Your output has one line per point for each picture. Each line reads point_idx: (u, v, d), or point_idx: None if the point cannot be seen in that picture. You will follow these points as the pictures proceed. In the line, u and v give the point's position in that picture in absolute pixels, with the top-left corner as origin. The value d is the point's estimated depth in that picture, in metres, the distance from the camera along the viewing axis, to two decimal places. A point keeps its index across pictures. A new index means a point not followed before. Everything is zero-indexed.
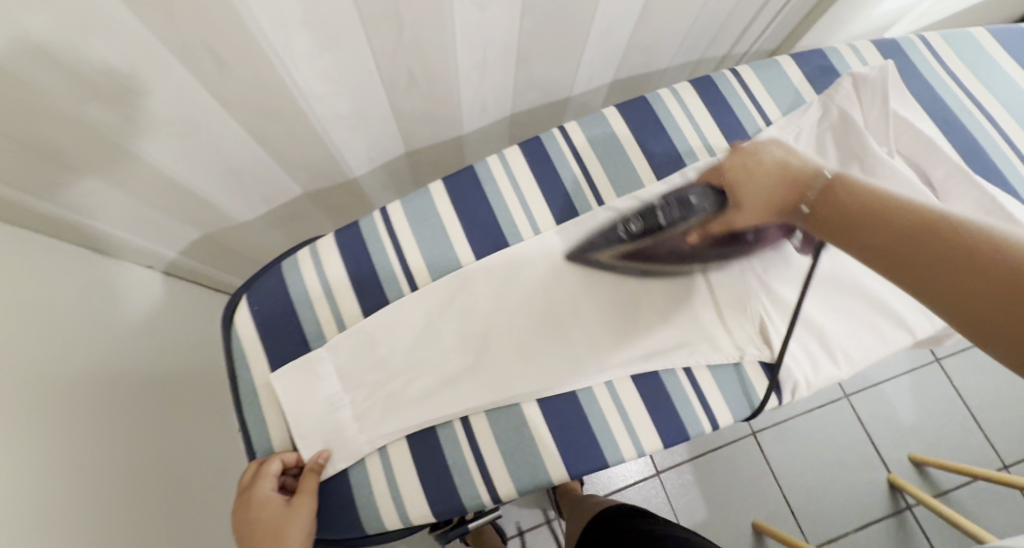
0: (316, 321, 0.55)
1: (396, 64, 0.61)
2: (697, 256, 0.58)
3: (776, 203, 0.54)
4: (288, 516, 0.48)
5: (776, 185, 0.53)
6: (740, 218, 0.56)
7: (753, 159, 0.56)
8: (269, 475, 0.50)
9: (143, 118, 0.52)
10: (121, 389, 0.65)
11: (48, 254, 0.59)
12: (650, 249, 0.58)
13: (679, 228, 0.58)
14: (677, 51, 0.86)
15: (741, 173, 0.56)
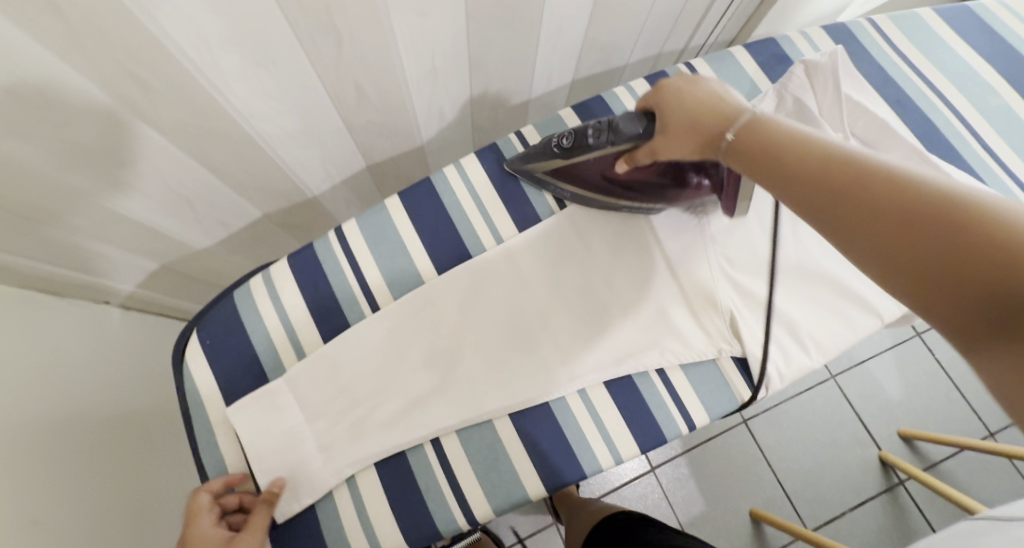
0: (273, 350, 0.53)
1: (341, 77, 0.59)
2: (617, 190, 0.56)
3: (699, 131, 0.46)
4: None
5: (706, 113, 0.45)
6: (663, 148, 0.48)
7: (690, 83, 0.48)
8: (204, 509, 0.46)
9: (72, 150, 0.49)
10: (77, 437, 0.61)
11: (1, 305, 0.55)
12: (574, 169, 0.56)
13: (608, 157, 0.53)
14: (633, 48, 0.86)
15: (674, 94, 0.48)
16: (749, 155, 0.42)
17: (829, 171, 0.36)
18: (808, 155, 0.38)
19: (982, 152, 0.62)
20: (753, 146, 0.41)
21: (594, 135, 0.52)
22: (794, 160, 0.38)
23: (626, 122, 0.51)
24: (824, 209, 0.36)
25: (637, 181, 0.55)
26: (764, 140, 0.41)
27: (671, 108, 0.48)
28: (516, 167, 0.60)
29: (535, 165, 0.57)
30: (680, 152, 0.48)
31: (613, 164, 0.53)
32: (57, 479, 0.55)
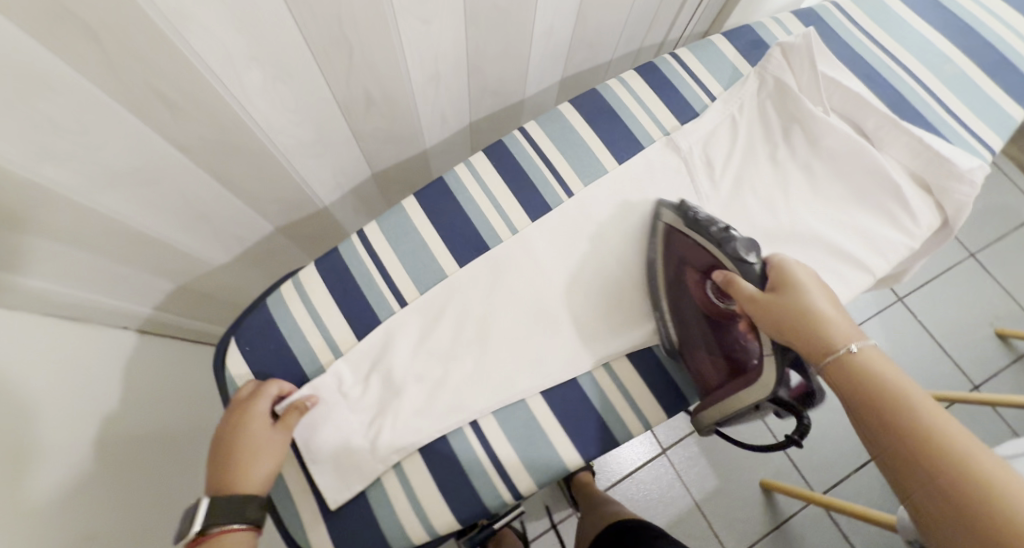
0: (310, 351, 0.55)
1: (350, 87, 0.62)
2: (680, 288, 0.57)
3: (809, 329, 0.45)
4: (269, 440, 0.49)
5: (828, 320, 0.45)
6: (758, 301, 0.49)
7: (814, 284, 0.48)
8: (263, 395, 0.50)
9: (103, 174, 0.50)
10: (118, 457, 0.62)
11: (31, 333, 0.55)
12: (680, 238, 0.57)
13: (705, 256, 0.56)
14: (616, 44, 0.90)
15: (795, 280, 0.48)
16: (850, 386, 0.43)
17: (930, 447, 0.38)
18: (919, 417, 0.40)
19: (948, 116, 0.68)
20: (868, 384, 0.42)
21: (718, 231, 0.54)
22: (908, 416, 0.40)
23: (752, 253, 0.52)
24: (918, 476, 0.38)
25: (695, 300, 0.57)
26: (882, 384, 0.42)
27: (790, 290, 0.47)
28: (659, 205, 0.61)
29: (670, 211, 0.59)
30: (766, 325, 0.48)
31: (705, 264, 0.56)
32: (95, 501, 0.56)
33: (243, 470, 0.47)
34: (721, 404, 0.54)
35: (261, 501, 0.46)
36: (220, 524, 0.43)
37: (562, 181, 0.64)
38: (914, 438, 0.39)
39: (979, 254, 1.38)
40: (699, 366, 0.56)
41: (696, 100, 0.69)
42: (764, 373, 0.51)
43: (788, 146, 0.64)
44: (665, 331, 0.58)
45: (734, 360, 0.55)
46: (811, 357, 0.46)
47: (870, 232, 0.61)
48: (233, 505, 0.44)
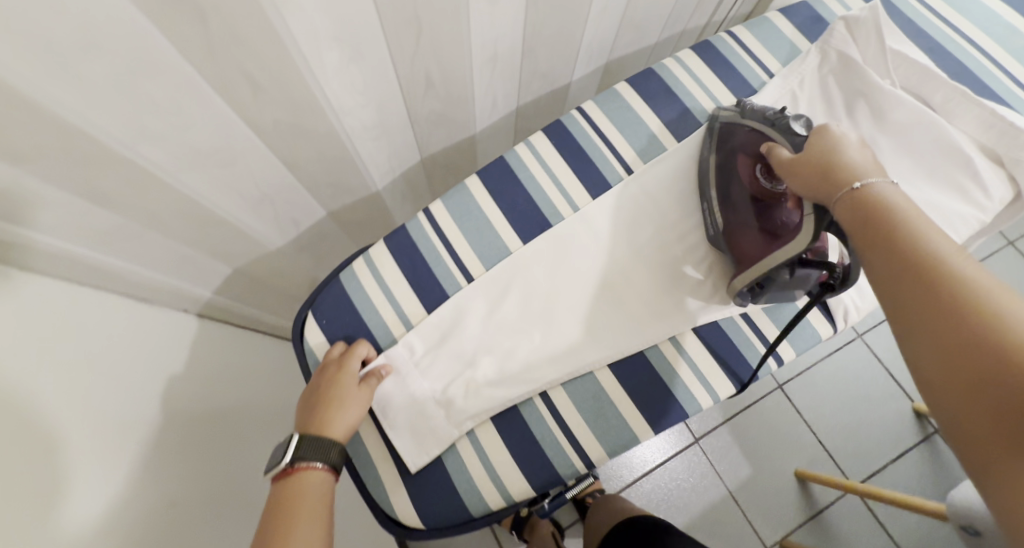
0: (384, 324, 0.57)
1: (415, 69, 0.63)
2: (730, 173, 0.59)
3: (824, 174, 0.46)
4: (353, 396, 0.51)
5: (851, 166, 0.45)
6: (786, 159, 0.51)
7: (847, 141, 0.48)
8: (354, 355, 0.53)
9: (188, 154, 0.52)
10: (200, 429, 0.65)
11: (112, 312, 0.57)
12: (733, 127, 0.60)
13: (757, 138, 0.57)
14: (663, 27, 0.90)
15: (826, 138, 0.48)
16: (861, 216, 0.43)
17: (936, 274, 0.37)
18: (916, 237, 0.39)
19: (1016, 87, 0.66)
20: (868, 213, 0.42)
21: (774, 113, 0.57)
22: (901, 235, 0.40)
23: (804, 127, 0.53)
24: (898, 286, 0.38)
25: (742, 180, 0.58)
26: (886, 210, 0.42)
27: (818, 146, 0.48)
28: (716, 117, 0.63)
29: (729, 114, 0.62)
30: (791, 178, 0.50)
31: (757, 148, 0.57)
32: (183, 469, 0.58)
33: (327, 421, 0.49)
34: (751, 268, 0.54)
35: (341, 448, 0.48)
36: (304, 459, 0.46)
37: (622, 159, 0.64)
38: (903, 255, 0.39)
39: (1019, 243, 1.22)
40: (738, 241, 0.57)
41: (754, 78, 0.68)
42: (799, 228, 0.51)
43: (852, 122, 0.63)
44: (710, 215, 0.60)
45: (773, 232, 0.54)
46: (825, 200, 0.47)
47: (939, 205, 0.60)
48: (316, 444, 0.47)
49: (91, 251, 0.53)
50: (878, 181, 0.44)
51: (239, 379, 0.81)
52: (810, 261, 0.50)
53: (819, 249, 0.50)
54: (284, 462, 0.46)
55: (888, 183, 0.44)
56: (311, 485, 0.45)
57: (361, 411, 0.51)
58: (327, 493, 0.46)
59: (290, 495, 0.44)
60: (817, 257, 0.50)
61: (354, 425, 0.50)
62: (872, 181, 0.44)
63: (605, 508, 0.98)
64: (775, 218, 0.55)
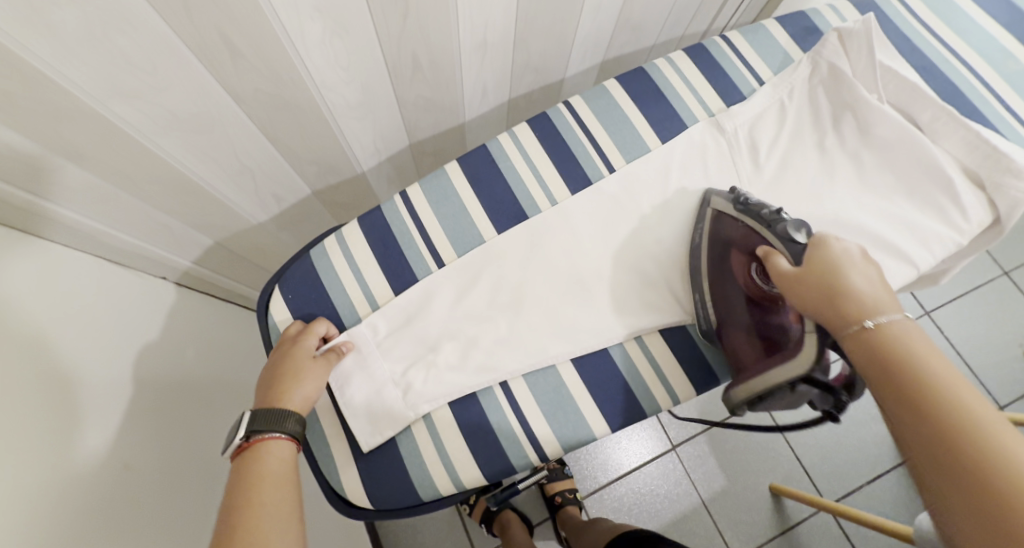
0: (350, 303, 0.57)
1: (401, 50, 0.62)
2: (725, 273, 0.55)
3: (829, 299, 0.45)
4: (311, 370, 0.51)
5: (858, 298, 0.44)
6: (786, 274, 0.49)
7: (851, 257, 0.47)
8: (313, 333, 0.53)
9: (163, 116, 0.52)
10: (167, 395, 0.65)
11: (77, 268, 0.57)
12: (729, 223, 0.57)
13: (754, 239, 0.55)
14: (663, 29, 0.89)
15: (830, 256, 0.47)
16: (874, 355, 0.42)
17: (945, 430, 0.36)
18: (924, 379, 0.39)
19: (1006, 111, 0.66)
20: (885, 359, 0.41)
21: (770, 213, 0.54)
22: (918, 382, 0.39)
23: (805, 238, 0.51)
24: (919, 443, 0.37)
25: (736, 281, 0.55)
26: (898, 347, 0.41)
27: (821, 267, 0.47)
28: (708, 194, 0.60)
29: (720, 196, 0.59)
30: (791, 298, 0.49)
31: (750, 246, 0.55)
32: (149, 433, 0.58)
33: (285, 393, 0.49)
34: (749, 382, 0.51)
35: (298, 417, 0.48)
36: (261, 431, 0.46)
37: (604, 156, 0.64)
38: (918, 406, 0.38)
39: (1014, 274, 1.19)
40: (733, 343, 0.55)
41: (744, 84, 0.68)
42: (804, 348, 0.48)
43: (837, 134, 0.63)
44: (700, 310, 0.57)
45: (770, 340, 0.52)
46: (832, 330, 0.45)
47: (915, 223, 0.59)
48: (274, 415, 0.47)
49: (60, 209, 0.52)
50: (888, 317, 0.43)
51: (212, 351, 0.81)
52: (815, 381, 0.47)
53: (828, 371, 0.47)
54: (239, 438, 0.45)
55: (898, 317, 0.42)
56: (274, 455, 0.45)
57: (319, 385, 0.51)
58: (290, 461, 0.46)
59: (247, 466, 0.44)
60: (822, 377, 0.47)
61: (311, 399, 0.50)
62: (883, 318, 0.42)
63: (591, 529, 0.98)
64: (769, 322, 0.53)
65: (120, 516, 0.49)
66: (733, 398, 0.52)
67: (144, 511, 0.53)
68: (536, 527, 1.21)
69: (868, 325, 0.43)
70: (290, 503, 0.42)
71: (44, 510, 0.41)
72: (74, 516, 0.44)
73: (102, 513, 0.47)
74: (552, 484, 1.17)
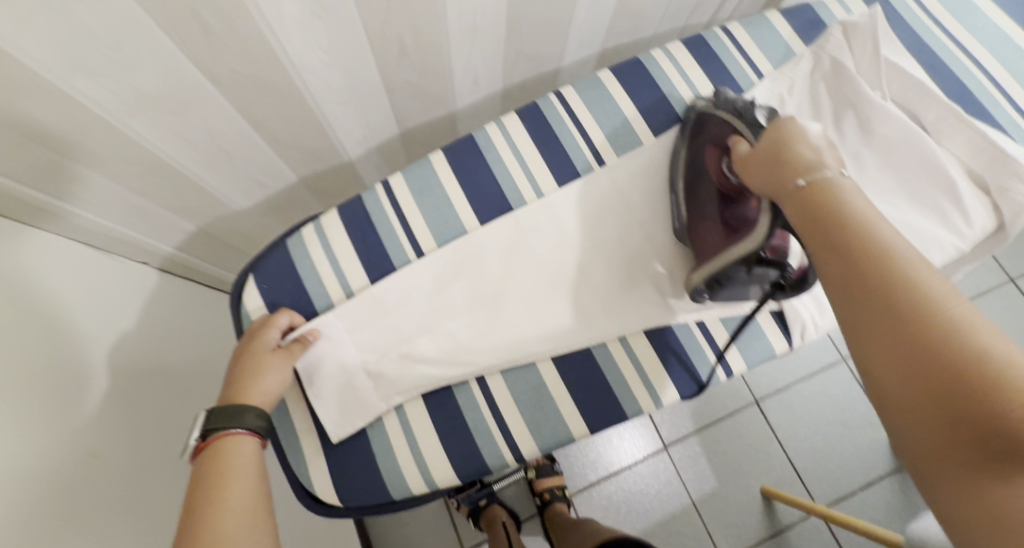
0: (326, 294, 0.55)
1: (387, 33, 0.60)
2: (698, 165, 0.56)
3: (776, 165, 0.44)
4: (271, 362, 0.49)
5: (801, 159, 0.43)
6: (743, 156, 0.49)
7: (804, 127, 0.45)
8: (274, 325, 0.51)
9: (134, 95, 0.50)
10: (144, 382, 0.64)
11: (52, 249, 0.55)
12: (708, 122, 0.56)
13: (727, 130, 0.54)
14: (663, 20, 0.87)
15: (779, 128, 0.46)
16: (813, 212, 0.40)
17: (874, 273, 0.35)
18: (849, 221, 0.38)
19: (1015, 112, 0.63)
20: (817, 211, 0.40)
21: (746, 105, 0.53)
22: (842, 222, 0.38)
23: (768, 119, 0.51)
24: (841, 282, 0.36)
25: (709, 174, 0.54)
26: (827, 199, 0.40)
27: (770, 142, 0.46)
28: (693, 107, 0.60)
29: (705, 103, 0.59)
30: (746, 176, 0.48)
31: (724, 140, 0.54)
32: (124, 421, 0.58)
33: (244, 389, 0.47)
34: (708, 264, 0.52)
35: (258, 411, 0.46)
36: (220, 428, 0.44)
37: (595, 148, 0.62)
38: (843, 251, 0.37)
39: (1020, 281, 1.17)
40: (701, 235, 0.54)
41: (743, 78, 0.65)
42: (756, 225, 0.49)
43: (837, 132, 0.61)
44: (677, 209, 0.57)
45: (733, 227, 0.52)
46: (773, 196, 0.45)
47: (917, 228, 0.57)
48: (231, 413, 0.45)
49: (25, 189, 0.50)
50: (825, 174, 0.41)
51: (193, 338, 0.79)
52: (765, 261, 0.48)
53: (776, 248, 0.49)
54: (194, 439, 0.44)
55: (835, 175, 0.41)
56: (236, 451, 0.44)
57: (281, 378, 0.49)
58: (255, 456, 0.44)
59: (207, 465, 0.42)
60: (775, 257, 0.48)
61: (273, 392, 0.48)
62: (818, 175, 0.41)
63: (580, 531, 0.96)
64: (734, 211, 0.53)
65: (90, 504, 0.48)
66: (697, 286, 0.53)
67: (111, 501, 0.51)
68: (523, 523, 1.20)
69: (802, 182, 0.42)
70: (252, 497, 0.41)
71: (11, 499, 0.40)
72: (38, 507, 0.42)
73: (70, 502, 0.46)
74: (541, 480, 1.16)
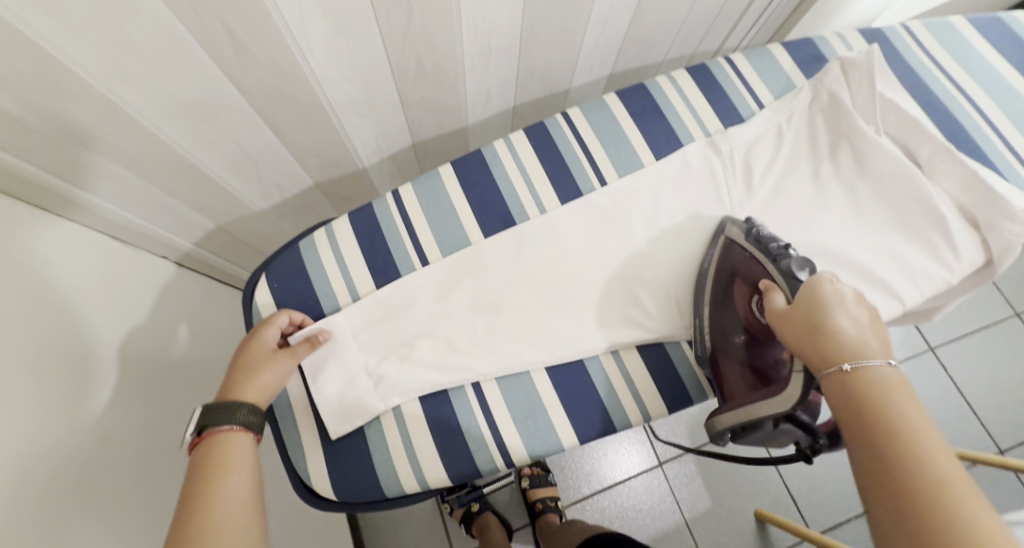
0: (333, 296, 0.58)
1: (405, 51, 0.64)
2: (727, 302, 0.55)
3: (814, 339, 0.44)
4: (268, 361, 0.51)
5: (843, 340, 0.43)
6: (779, 311, 0.48)
7: (844, 297, 0.45)
8: (273, 323, 0.53)
9: (166, 102, 0.54)
10: (156, 373, 0.66)
11: (73, 240, 0.59)
12: (733, 247, 0.56)
13: (756, 268, 0.54)
14: (672, 46, 0.89)
15: (821, 295, 0.46)
16: (851, 404, 0.41)
17: (911, 488, 0.35)
18: (893, 425, 0.38)
19: (1009, 151, 0.65)
20: (856, 395, 0.40)
21: (778, 246, 0.52)
22: (887, 427, 0.38)
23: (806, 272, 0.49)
24: (867, 458, 0.38)
25: (737, 311, 0.54)
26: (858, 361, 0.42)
27: (810, 310, 0.45)
28: (723, 222, 0.60)
29: (735, 225, 0.58)
30: (780, 334, 0.48)
31: (754, 278, 0.54)
32: (135, 405, 0.60)
33: (240, 385, 0.49)
34: (732, 412, 0.52)
35: (251, 408, 0.48)
36: (212, 423, 0.46)
37: (598, 169, 0.64)
38: (868, 423, 0.39)
39: None
40: (728, 375, 0.54)
41: (744, 106, 0.67)
42: (788, 387, 0.49)
43: (833, 164, 0.63)
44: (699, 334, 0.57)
45: (759, 371, 0.53)
46: (811, 368, 0.44)
47: (906, 259, 0.59)
48: (224, 407, 0.47)
49: (54, 179, 0.54)
50: (873, 365, 0.41)
51: (204, 332, 0.82)
52: (798, 419, 0.48)
53: (810, 404, 0.50)
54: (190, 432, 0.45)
55: (879, 366, 0.41)
56: (228, 445, 0.45)
57: (276, 377, 0.51)
58: (243, 449, 0.46)
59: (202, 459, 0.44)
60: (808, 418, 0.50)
61: (267, 390, 0.50)
62: (864, 359, 0.42)
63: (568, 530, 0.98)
64: (762, 356, 0.53)
65: (100, 486, 0.51)
66: (720, 430, 0.53)
67: (120, 482, 0.54)
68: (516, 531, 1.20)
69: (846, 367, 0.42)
70: (244, 494, 0.42)
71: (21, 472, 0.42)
72: (50, 483, 0.45)
73: (82, 484, 0.49)
74: (534, 490, 1.17)
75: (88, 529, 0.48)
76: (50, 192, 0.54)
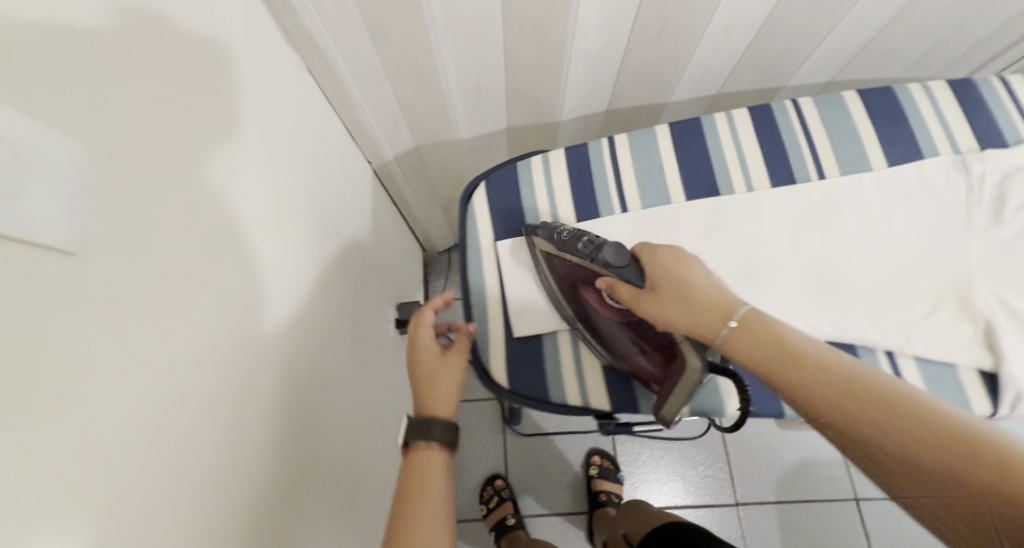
0: (536, 215, 0.63)
1: (657, 15, 0.67)
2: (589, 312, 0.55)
3: (693, 308, 0.46)
4: (441, 369, 0.53)
5: (707, 303, 0.46)
6: (638, 297, 0.49)
7: (686, 256, 0.50)
8: (425, 325, 0.56)
9: (456, 17, 0.62)
10: (354, 248, 0.77)
11: (325, 115, 0.69)
12: (558, 259, 0.56)
13: (583, 272, 0.53)
14: (913, 65, 0.84)
15: (672, 266, 0.49)
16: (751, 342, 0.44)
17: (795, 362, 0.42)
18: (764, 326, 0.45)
19: None
20: (756, 338, 0.44)
21: (586, 245, 0.52)
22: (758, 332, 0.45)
23: (618, 253, 0.50)
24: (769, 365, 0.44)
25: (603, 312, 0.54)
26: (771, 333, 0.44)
27: (676, 288, 0.47)
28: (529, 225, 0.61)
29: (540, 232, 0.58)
30: (661, 322, 0.47)
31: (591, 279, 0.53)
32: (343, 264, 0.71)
33: (432, 396, 0.52)
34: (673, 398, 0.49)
35: (446, 424, 0.50)
36: (412, 441, 0.49)
37: (818, 162, 0.62)
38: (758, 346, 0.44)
39: None
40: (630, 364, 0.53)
41: (1012, 131, 0.61)
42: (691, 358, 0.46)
43: None
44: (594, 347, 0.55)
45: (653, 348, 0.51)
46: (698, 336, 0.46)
47: None
48: (422, 424, 0.49)
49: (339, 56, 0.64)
50: (740, 310, 0.45)
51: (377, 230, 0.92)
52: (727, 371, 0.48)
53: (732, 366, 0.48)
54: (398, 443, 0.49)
55: (745, 312, 0.45)
56: (427, 460, 0.48)
57: (456, 379, 0.53)
58: (443, 459, 0.49)
59: (406, 474, 0.47)
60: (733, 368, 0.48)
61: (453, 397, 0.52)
62: (735, 312, 0.45)
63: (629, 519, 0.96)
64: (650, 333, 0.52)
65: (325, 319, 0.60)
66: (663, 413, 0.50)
67: (336, 340, 0.62)
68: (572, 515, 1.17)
69: (733, 324, 0.45)
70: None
71: (291, 316, 0.50)
72: (307, 359, 0.52)
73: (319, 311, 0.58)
74: (601, 480, 1.14)
75: (321, 404, 0.55)
76: (329, 69, 0.66)
